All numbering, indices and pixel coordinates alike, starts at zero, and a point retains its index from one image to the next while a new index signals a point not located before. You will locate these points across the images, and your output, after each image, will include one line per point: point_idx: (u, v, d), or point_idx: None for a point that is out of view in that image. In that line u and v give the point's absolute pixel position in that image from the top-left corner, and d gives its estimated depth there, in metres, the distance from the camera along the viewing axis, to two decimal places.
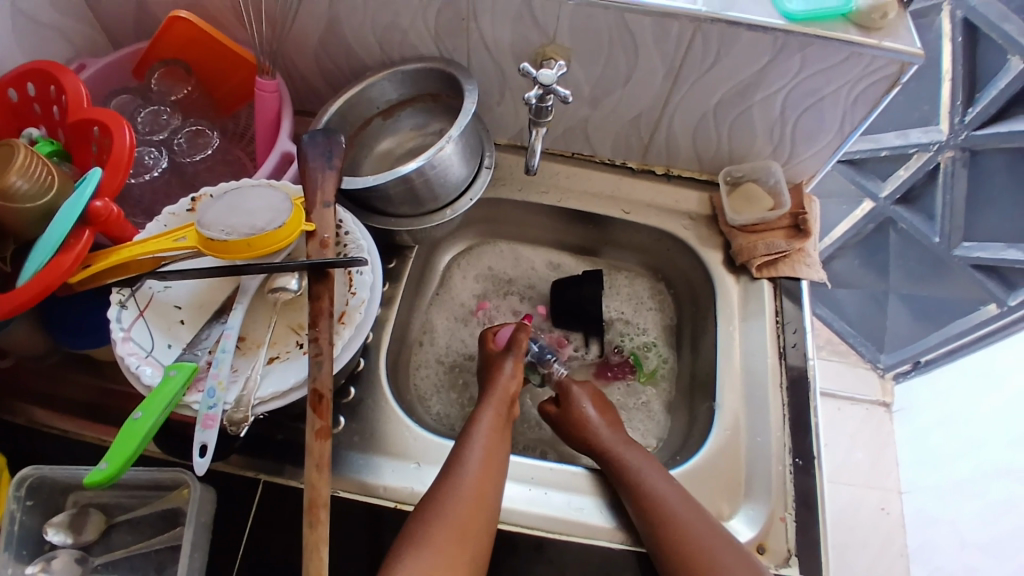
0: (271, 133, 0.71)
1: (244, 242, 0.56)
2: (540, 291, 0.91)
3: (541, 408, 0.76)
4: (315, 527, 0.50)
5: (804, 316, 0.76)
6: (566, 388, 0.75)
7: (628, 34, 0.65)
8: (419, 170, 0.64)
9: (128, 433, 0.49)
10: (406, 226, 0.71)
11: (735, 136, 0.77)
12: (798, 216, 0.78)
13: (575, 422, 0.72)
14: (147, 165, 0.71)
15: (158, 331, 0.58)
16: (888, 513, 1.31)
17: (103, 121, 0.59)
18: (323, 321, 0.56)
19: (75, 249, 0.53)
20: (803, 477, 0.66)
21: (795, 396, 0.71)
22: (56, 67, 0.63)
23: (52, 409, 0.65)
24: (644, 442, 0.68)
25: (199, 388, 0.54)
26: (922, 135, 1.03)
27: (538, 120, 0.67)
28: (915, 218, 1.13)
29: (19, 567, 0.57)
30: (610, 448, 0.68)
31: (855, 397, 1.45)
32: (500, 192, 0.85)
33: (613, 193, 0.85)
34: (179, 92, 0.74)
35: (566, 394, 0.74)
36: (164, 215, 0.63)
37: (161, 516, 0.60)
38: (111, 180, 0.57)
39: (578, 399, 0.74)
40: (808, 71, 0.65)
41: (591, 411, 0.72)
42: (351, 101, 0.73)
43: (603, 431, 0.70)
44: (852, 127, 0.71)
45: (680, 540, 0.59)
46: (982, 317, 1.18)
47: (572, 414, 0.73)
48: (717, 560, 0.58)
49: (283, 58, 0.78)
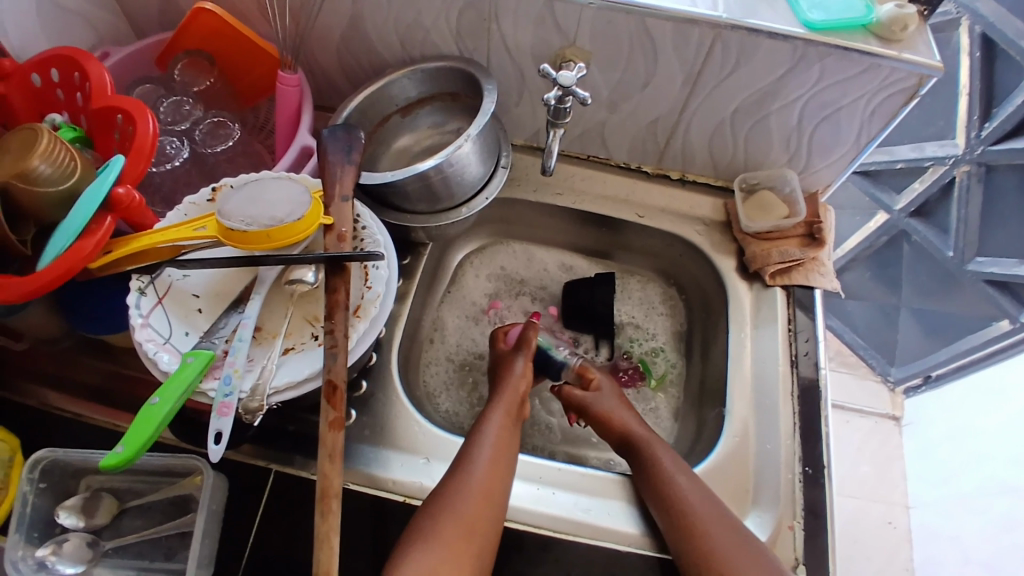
0: (291, 128, 0.72)
1: (263, 233, 0.56)
2: (552, 292, 0.91)
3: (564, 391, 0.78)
4: (326, 517, 0.50)
5: (816, 326, 0.76)
6: (595, 377, 0.77)
7: (648, 40, 0.66)
8: (437, 168, 0.65)
9: (145, 417, 0.50)
10: (421, 223, 0.71)
11: (751, 143, 0.77)
12: (812, 225, 0.78)
13: (601, 412, 0.73)
14: (168, 155, 0.73)
15: (175, 318, 0.59)
16: (894, 527, 1.30)
17: (126, 109, 0.60)
18: (339, 314, 0.56)
19: (97, 233, 0.54)
20: (812, 486, 0.66)
21: (805, 405, 0.71)
22: (80, 53, 0.64)
23: (68, 393, 0.66)
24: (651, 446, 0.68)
25: (215, 375, 0.55)
26: (937, 149, 1.02)
27: (557, 122, 0.68)
28: (929, 231, 1.12)
29: (29, 549, 0.58)
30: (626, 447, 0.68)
31: (863, 409, 1.45)
32: (515, 192, 0.85)
33: (628, 198, 0.85)
34: (201, 83, 0.75)
35: (594, 383, 0.77)
36: (185, 204, 0.63)
37: (172, 503, 0.61)
38: (133, 168, 0.58)
39: (603, 392, 0.75)
40: (827, 81, 0.65)
41: (618, 406, 0.74)
42: (371, 98, 0.74)
43: (630, 425, 0.71)
44: (869, 138, 0.71)
45: (694, 546, 0.59)
46: (991, 335, 1.18)
47: (592, 404, 0.74)
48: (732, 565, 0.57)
49: (305, 54, 0.79)
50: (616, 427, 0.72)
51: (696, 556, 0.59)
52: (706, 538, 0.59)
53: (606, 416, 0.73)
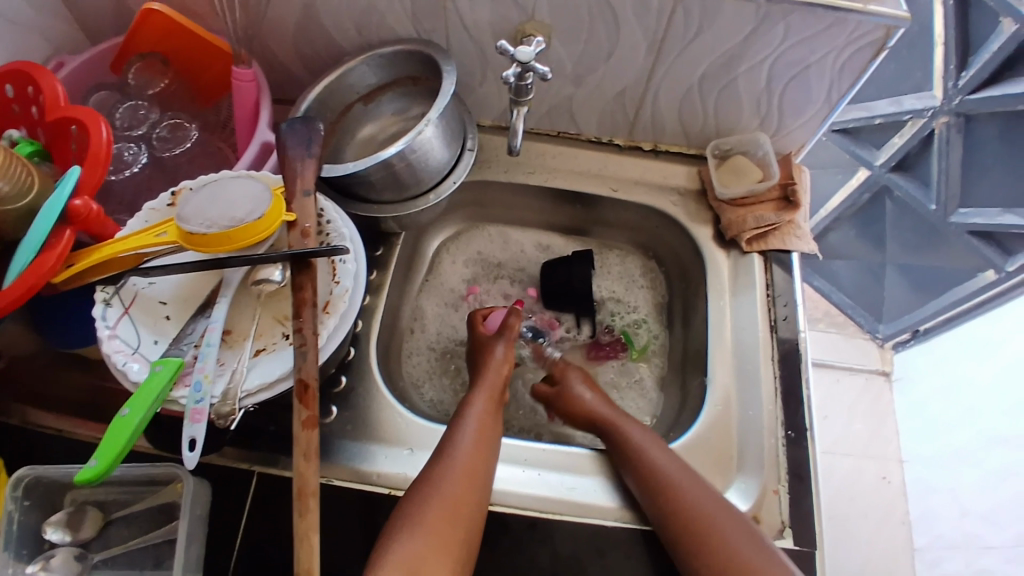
0: (249, 124, 0.70)
1: (223, 235, 0.55)
2: (531, 273, 0.91)
3: (535, 389, 0.79)
4: (305, 516, 0.50)
5: (794, 289, 0.76)
6: (563, 369, 0.77)
7: (608, 9, 0.64)
8: (400, 155, 0.64)
9: (117, 429, 0.49)
10: (389, 213, 0.70)
11: (722, 109, 0.76)
12: (787, 187, 0.77)
13: (567, 400, 0.74)
14: (126, 161, 0.71)
15: (144, 327, 0.58)
16: (889, 483, 1.30)
17: (80, 119, 0.59)
18: (307, 311, 0.55)
19: (58, 248, 0.53)
20: (795, 448, 0.66)
21: (786, 368, 0.71)
22: (33, 67, 0.62)
23: (48, 409, 0.65)
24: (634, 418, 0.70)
25: (185, 383, 0.55)
26: (915, 101, 1.00)
27: (519, 99, 0.66)
28: (911, 185, 1.11)
29: (19, 566, 0.58)
30: (609, 420, 0.70)
31: (853, 367, 1.42)
32: (486, 174, 0.84)
33: (601, 172, 0.84)
34: (157, 85, 0.73)
35: (562, 374, 0.77)
36: (145, 210, 0.62)
37: (159, 511, 0.61)
38: (90, 177, 0.56)
39: (568, 381, 0.76)
40: (794, 39, 0.64)
41: (583, 392, 0.74)
42: (329, 88, 0.72)
43: (594, 409, 0.72)
44: (840, 96, 0.70)
45: (670, 512, 0.60)
46: (981, 284, 1.16)
47: (560, 393, 0.75)
48: (714, 525, 0.59)
49: (259, 46, 0.77)
50: (581, 413, 0.73)
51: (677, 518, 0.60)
52: (686, 505, 0.60)
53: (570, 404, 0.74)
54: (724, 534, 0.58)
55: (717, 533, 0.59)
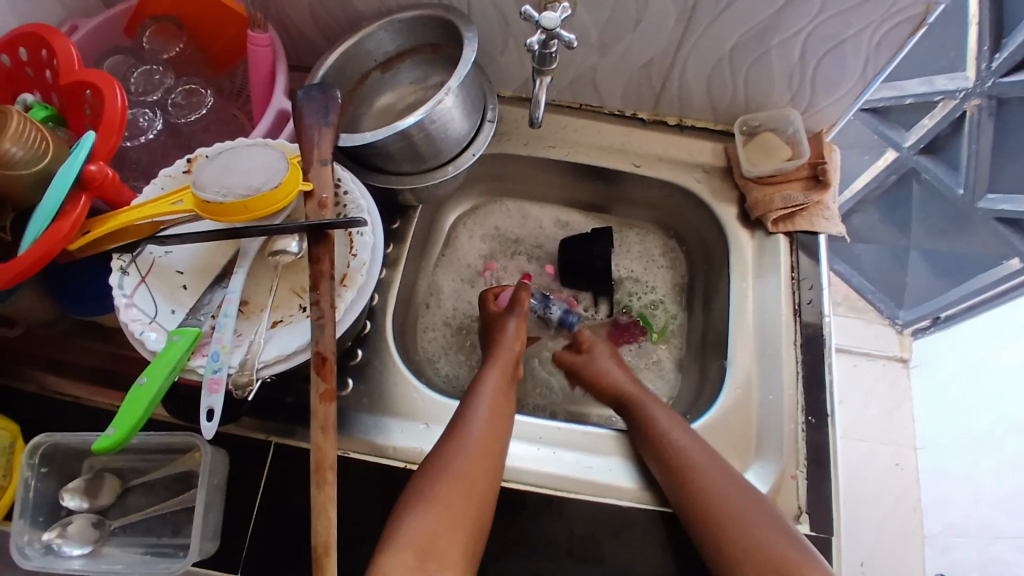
0: (265, 91, 0.69)
1: (240, 204, 0.54)
2: (549, 250, 0.89)
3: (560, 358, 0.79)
4: (322, 488, 0.51)
5: (820, 272, 0.74)
6: (591, 340, 0.78)
7: None
8: (419, 125, 0.62)
9: (135, 398, 0.49)
10: (407, 184, 0.69)
11: (752, 83, 0.73)
12: (817, 166, 0.74)
13: (591, 372, 0.75)
14: (141, 127, 0.69)
15: (160, 296, 0.58)
16: (903, 469, 1.28)
17: (95, 83, 0.57)
18: (324, 283, 0.55)
19: (72, 215, 0.52)
20: (815, 434, 0.66)
21: (809, 353, 0.70)
22: (48, 30, 0.60)
23: (66, 376, 0.66)
24: (661, 398, 0.69)
25: (203, 352, 0.54)
26: (947, 82, 0.96)
27: (543, 69, 0.64)
28: (939, 168, 1.07)
29: (35, 533, 0.58)
30: (636, 397, 0.70)
31: (872, 352, 1.39)
32: (505, 147, 0.82)
33: (624, 146, 0.81)
34: (171, 50, 0.72)
35: (589, 344, 0.77)
36: (160, 177, 0.61)
37: (176, 479, 0.62)
38: (105, 143, 0.55)
39: (595, 354, 0.76)
40: (831, 10, 0.61)
41: (610, 366, 0.74)
42: (347, 55, 0.70)
43: (620, 384, 0.72)
44: (875, 72, 0.67)
45: (681, 487, 0.60)
46: (1004, 273, 1.13)
47: (586, 364, 0.75)
48: (726, 497, 0.59)
49: (275, 9, 0.74)
50: (609, 388, 0.73)
51: (692, 503, 0.59)
52: (702, 483, 0.60)
53: (595, 376, 0.74)
54: (737, 506, 0.58)
55: (728, 508, 0.59)
